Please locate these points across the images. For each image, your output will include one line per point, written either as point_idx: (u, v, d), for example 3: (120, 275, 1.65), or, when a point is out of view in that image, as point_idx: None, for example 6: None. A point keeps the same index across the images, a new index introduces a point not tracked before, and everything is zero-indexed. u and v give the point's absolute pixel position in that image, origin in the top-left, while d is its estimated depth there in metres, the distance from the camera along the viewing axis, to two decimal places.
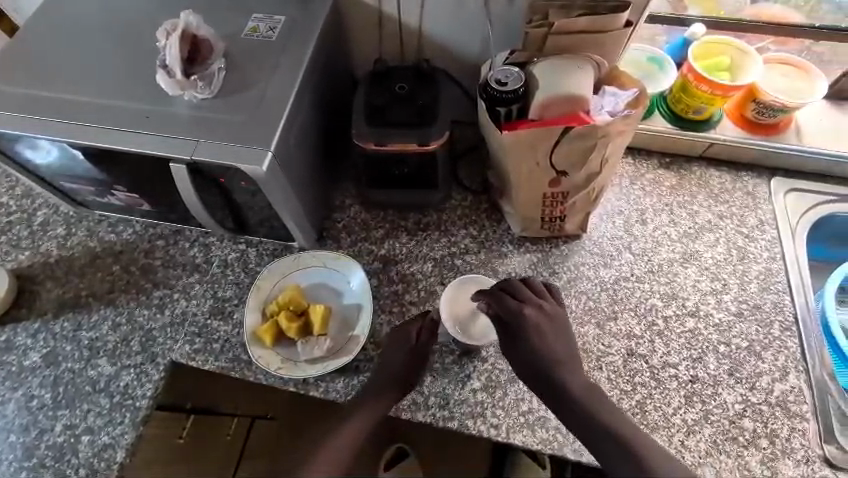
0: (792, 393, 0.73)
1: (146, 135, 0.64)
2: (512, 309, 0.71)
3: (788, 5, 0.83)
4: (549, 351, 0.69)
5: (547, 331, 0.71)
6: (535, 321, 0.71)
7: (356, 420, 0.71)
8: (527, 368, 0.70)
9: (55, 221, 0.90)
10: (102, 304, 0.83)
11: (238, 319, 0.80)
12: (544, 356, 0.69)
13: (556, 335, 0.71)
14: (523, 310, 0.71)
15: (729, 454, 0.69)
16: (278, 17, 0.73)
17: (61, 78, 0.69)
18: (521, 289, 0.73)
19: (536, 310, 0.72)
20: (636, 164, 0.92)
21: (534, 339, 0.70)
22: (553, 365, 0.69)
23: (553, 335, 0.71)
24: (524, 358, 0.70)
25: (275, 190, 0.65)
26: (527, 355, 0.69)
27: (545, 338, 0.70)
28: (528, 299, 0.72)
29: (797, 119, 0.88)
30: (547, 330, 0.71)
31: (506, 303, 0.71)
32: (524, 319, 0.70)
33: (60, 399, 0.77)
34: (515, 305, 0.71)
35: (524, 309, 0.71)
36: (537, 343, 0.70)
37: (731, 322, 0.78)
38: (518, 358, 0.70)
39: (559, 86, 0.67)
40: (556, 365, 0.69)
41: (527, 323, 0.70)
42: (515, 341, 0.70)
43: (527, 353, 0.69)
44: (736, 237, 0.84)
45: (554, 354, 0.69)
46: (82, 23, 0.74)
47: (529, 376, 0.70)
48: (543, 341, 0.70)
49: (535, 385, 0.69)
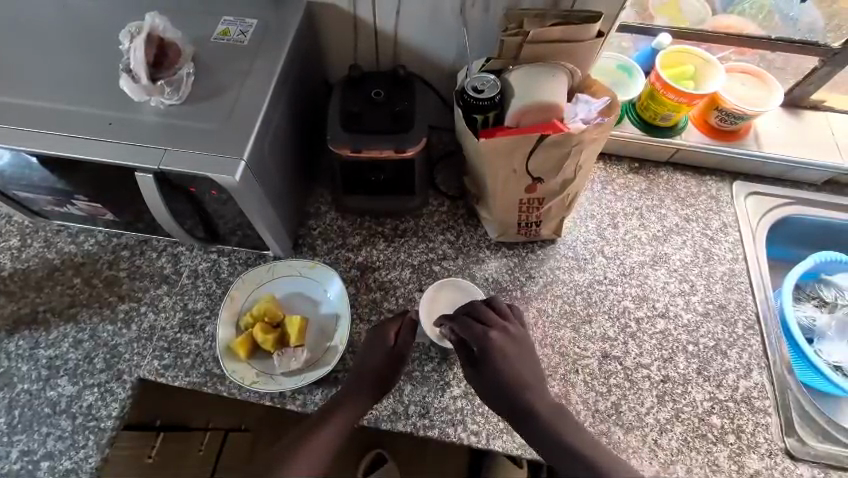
0: (756, 388, 0.77)
1: (108, 143, 0.61)
2: (477, 334, 0.70)
3: (745, 14, 0.86)
4: (514, 375, 0.70)
5: (512, 354, 0.71)
6: (500, 344, 0.70)
7: (332, 425, 0.68)
8: (493, 391, 0.70)
9: (8, 232, 0.85)
10: (62, 319, 0.79)
11: (210, 332, 0.77)
12: (509, 379, 0.69)
13: (521, 357, 0.72)
14: (487, 335, 0.70)
15: (699, 451, 0.72)
16: (250, 20, 0.71)
17: (15, 83, 0.65)
18: (485, 312, 0.72)
19: (501, 333, 0.71)
20: (607, 169, 0.94)
21: (498, 363, 0.70)
22: (518, 389, 0.69)
23: (518, 356, 0.71)
24: (491, 382, 0.70)
25: (248, 199, 0.63)
26: (493, 378, 0.70)
27: (510, 360, 0.70)
28: (493, 322, 0.72)
29: (756, 127, 0.93)
30: (513, 353, 0.71)
31: (470, 328, 0.71)
32: (489, 343, 0.70)
33: (16, 423, 0.72)
34: (479, 330, 0.71)
35: (489, 334, 0.70)
36: (501, 366, 0.70)
37: (698, 322, 0.81)
38: (484, 381, 0.70)
39: (534, 94, 0.68)
40: (521, 387, 0.69)
41: (491, 347, 0.70)
42: (481, 366, 0.70)
43: (492, 377, 0.70)
44: (702, 240, 0.88)
45: (519, 377, 0.70)
46: (36, 23, 0.70)
47: (495, 400, 0.70)
48: (508, 365, 0.70)
49: (501, 409, 0.69)
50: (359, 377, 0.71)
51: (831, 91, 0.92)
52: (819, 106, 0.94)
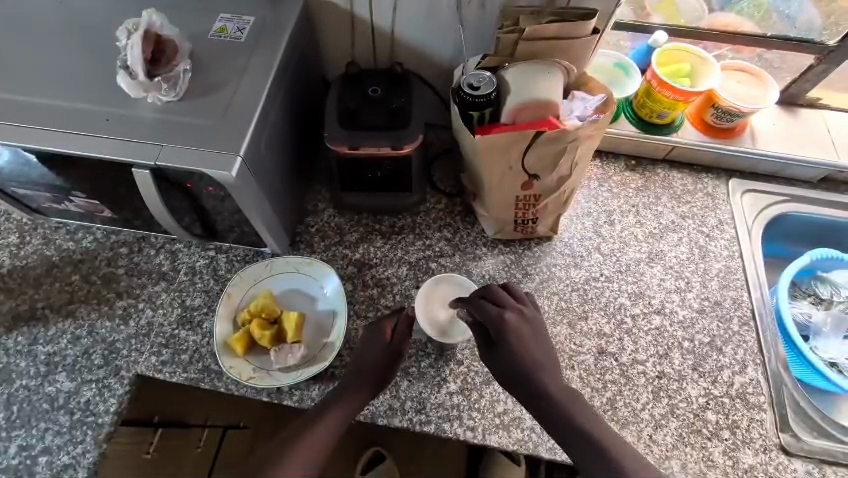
0: (751, 384, 0.77)
1: (106, 139, 0.61)
2: (493, 316, 0.71)
3: (742, 13, 0.85)
4: (530, 356, 0.70)
5: (527, 335, 0.72)
6: (515, 325, 0.71)
7: (330, 421, 0.68)
8: (509, 373, 0.70)
9: (8, 229, 0.85)
10: (60, 316, 0.79)
11: (207, 328, 0.78)
12: (526, 360, 0.70)
13: (534, 340, 0.72)
14: (504, 316, 0.71)
15: (694, 446, 0.72)
16: (247, 17, 0.71)
17: (12, 80, 0.65)
18: (501, 294, 0.73)
19: (516, 315, 0.72)
20: (604, 167, 0.95)
21: (515, 344, 0.70)
22: (535, 369, 0.69)
23: (532, 339, 0.72)
24: (506, 364, 0.70)
25: (245, 196, 0.64)
26: (509, 361, 0.70)
27: (525, 342, 0.71)
28: (508, 304, 0.73)
29: (752, 125, 0.93)
30: (528, 335, 0.72)
31: (487, 310, 0.71)
32: (505, 325, 0.70)
33: (15, 419, 0.72)
34: (496, 312, 0.71)
35: (505, 315, 0.71)
36: (516, 347, 0.70)
37: (694, 318, 0.82)
38: (499, 363, 0.70)
39: (530, 91, 0.68)
40: (537, 369, 0.70)
41: (508, 329, 0.70)
42: (497, 348, 0.71)
43: (508, 359, 0.70)
44: (698, 237, 0.88)
45: (534, 358, 0.70)
46: (33, 20, 0.70)
47: (510, 381, 0.70)
48: (524, 347, 0.70)
49: (517, 391, 0.69)
50: (358, 374, 0.71)
51: (827, 89, 0.93)
52: (815, 104, 0.95)
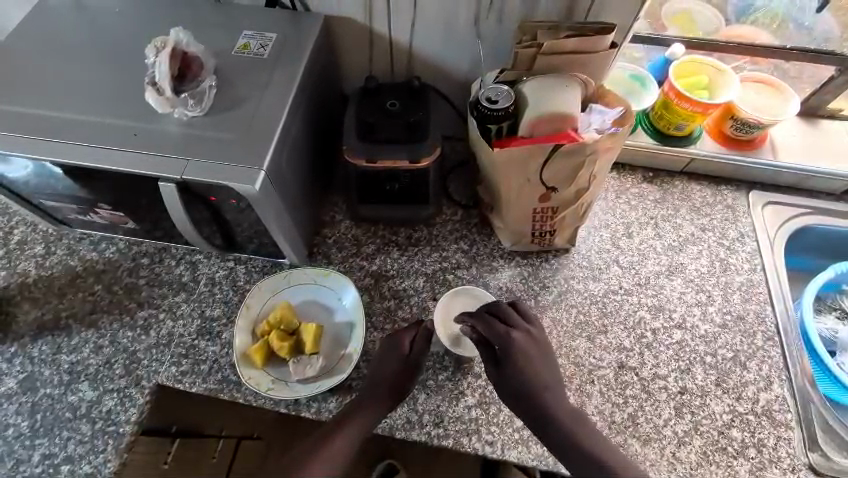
0: (777, 401, 0.75)
1: (133, 154, 0.63)
2: (500, 333, 0.72)
3: (757, 24, 0.86)
4: (536, 376, 0.71)
5: (533, 355, 0.72)
6: (523, 345, 0.72)
7: (345, 433, 0.68)
8: (513, 392, 0.70)
9: (34, 239, 0.87)
10: (83, 325, 0.80)
11: (226, 339, 0.78)
12: (531, 380, 0.70)
13: (542, 360, 0.73)
14: (510, 334, 0.72)
15: (719, 465, 0.71)
16: (269, 34, 0.73)
17: (42, 96, 0.67)
18: (508, 313, 0.75)
19: (524, 336, 0.73)
20: (621, 178, 0.94)
21: (520, 364, 0.71)
22: (539, 389, 0.70)
23: (540, 359, 0.73)
24: (510, 385, 0.70)
25: (266, 207, 0.64)
26: (513, 380, 0.70)
27: (531, 361, 0.72)
28: (516, 323, 0.74)
29: (772, 136, 0.92)
30: (535, 356, 0.72)
31: (494, 326, 0.73)
32: (511, 342, 0.72)
33: (38, 427, 0.73)
34: (502, 329, 0.73)
35: (512, 334, 0.72)
36: (522, 366, 0.71)
37: (716, 333, 0.80)
38: (504, 381, 0.71)
39: (548, 104, 0.68)
40: (543, 389, 0.70)
41: (514, 347, 0.72)
42: (501, 366, 0.71)
43: (513, 379, 0.70)
44: (718, 250, 0.87)
45: (541, 378, 0.71)
46: (64, 38, 0.72)
47: (514, 401, 0.70)
48: (529, 366, 0.71)
49: (519, 410, 0.70)
50: (373, 387, 0.71)
51: None
52: (836, 115, 0.93)
